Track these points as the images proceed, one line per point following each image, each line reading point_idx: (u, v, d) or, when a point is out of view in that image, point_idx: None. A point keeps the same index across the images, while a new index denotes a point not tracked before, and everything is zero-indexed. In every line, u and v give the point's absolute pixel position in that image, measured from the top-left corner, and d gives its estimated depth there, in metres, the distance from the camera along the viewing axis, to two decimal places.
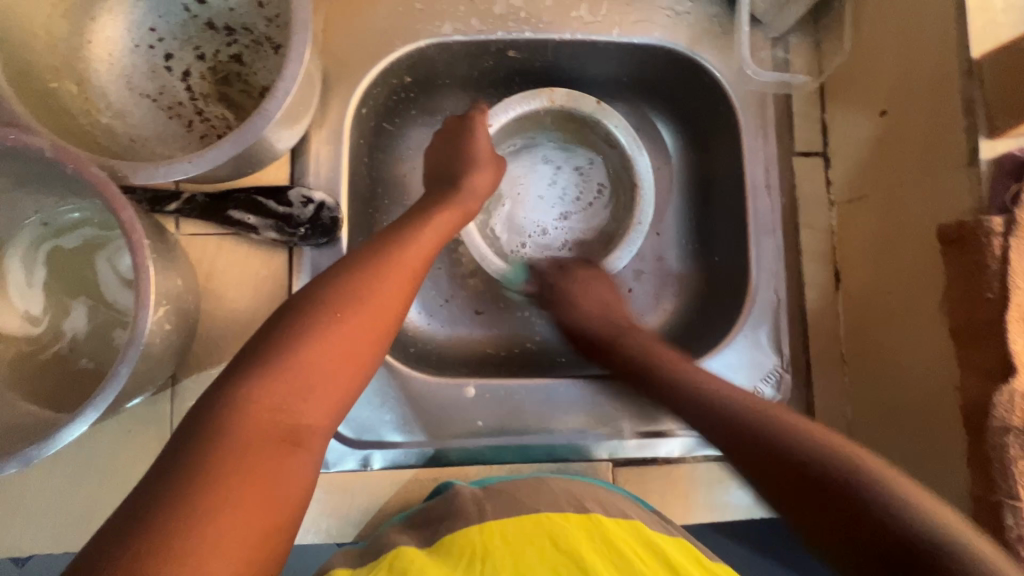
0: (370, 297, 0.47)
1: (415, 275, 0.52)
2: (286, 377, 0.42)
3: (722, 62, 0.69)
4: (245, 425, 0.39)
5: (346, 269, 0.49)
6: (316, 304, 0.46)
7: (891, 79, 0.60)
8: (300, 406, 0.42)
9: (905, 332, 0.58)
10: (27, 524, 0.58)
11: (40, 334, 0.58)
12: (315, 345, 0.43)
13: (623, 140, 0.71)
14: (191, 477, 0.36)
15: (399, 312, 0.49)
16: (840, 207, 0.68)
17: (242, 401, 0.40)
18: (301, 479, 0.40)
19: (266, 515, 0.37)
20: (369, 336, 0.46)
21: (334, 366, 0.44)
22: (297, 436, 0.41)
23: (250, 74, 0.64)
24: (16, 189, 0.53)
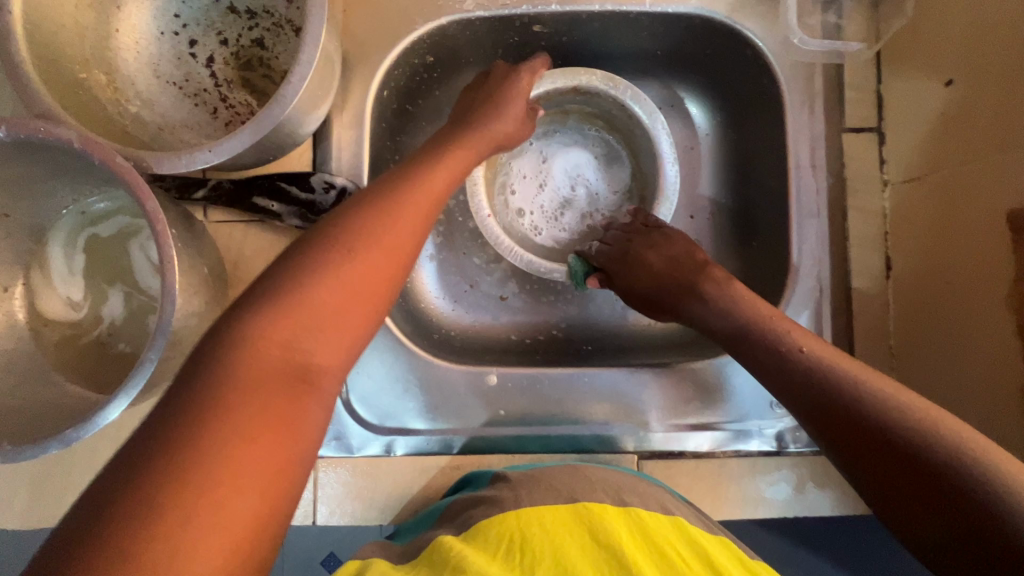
0: (380, 233, 0.42)
1: (427, 212, 0.46)
2: (288, 313, 0.37)
3: (766, 30, 0.63)
4: (242, 364, 0.34)
5: (355, 203, 0.44)
6: (317, 241, 0.40)
7: (961, 44, 0.53)
8: (311, 345, 0.37)
9: (963, 326, 0.53)
10: (78, 496, 0.62)
11: (82, 318, 0.60)
12: (325, 283, 0.38)
13: (638, 108, 0.67)
14: (196, 419, 0.32)
15: (414, 244, 0.44)
16: (896, 187, 0.62)
17: (244, 344, 0.35)
18: (314, 421, 0.36)
19: (274, 466, 0.32)
20: (380, 268, 0.41)
21: (342, 303, 0.38)
22: (308, 375, 0.36)
23: (271, 58, 0.64)
24: (51, 179, 0.54)
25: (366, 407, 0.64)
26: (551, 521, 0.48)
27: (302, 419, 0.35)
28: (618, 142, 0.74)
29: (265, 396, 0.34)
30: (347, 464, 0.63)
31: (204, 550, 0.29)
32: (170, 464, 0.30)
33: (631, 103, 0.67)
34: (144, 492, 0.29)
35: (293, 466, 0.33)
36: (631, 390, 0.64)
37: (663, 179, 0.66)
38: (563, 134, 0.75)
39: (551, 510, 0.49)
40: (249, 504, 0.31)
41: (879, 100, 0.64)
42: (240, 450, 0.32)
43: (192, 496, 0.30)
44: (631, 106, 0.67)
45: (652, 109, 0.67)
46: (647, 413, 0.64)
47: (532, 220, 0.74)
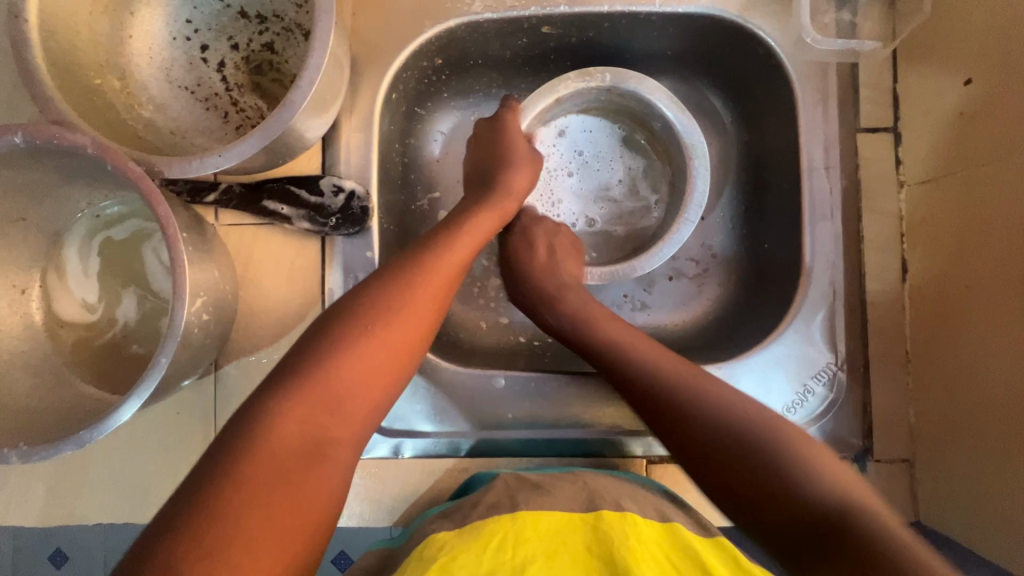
0: (400, 308, 0.47)
1: (449, 285, 0.51)
2: (315, 393, 0.42)
3: (778, 29, 0.63)
4: (275, 437, 0.40)
5: (376, 277, 0.48)
6: (341, 322, 0.45)
7: (980, 43, 0.52)
8: (330, 421, 0.42)
9: (980, 331, 0.52)
10: (92, 494, 0.63)
11: (96, 320, 0.61)
12: (346, 358, 0.44)
13: (634, 88, 0.66)
14: (222, 485, 0.37)
15: (430, 322, 0.49)
16: (912, 189, 0.61)
17: (265, 419, 0.40)
18: (329, 490, 0.41)
19: (294, 532, 0.38)
20: (401, 350, 0.46)
21: (363, 388, 0.44)
22: (326, 448, 0.41)
23: (281, 62, 0.64)
24: (66, 184, 0.55)
25: None
26: (544, 525, 0.48)
27: (315, 485, 0.40)
28: (624, 121, 0.73)
29: (276, 474, 0.39)
30: (355, 467, 0.63)
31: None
32: (205, 513, 0.36)
33: (623, 85, 0.66)
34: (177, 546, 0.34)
35: (313, 524, 0.39)
36: None
37: (685, 144, 0.65)
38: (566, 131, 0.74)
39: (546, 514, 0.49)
40: (253, 561, 0.35)
41: (896, 99, 0.62)
42: (260, 519, 0.37)
43: (204, 560, 0.34)
44: (621, 86, 0.66)
45: (645, 83, 0.66)
46: None
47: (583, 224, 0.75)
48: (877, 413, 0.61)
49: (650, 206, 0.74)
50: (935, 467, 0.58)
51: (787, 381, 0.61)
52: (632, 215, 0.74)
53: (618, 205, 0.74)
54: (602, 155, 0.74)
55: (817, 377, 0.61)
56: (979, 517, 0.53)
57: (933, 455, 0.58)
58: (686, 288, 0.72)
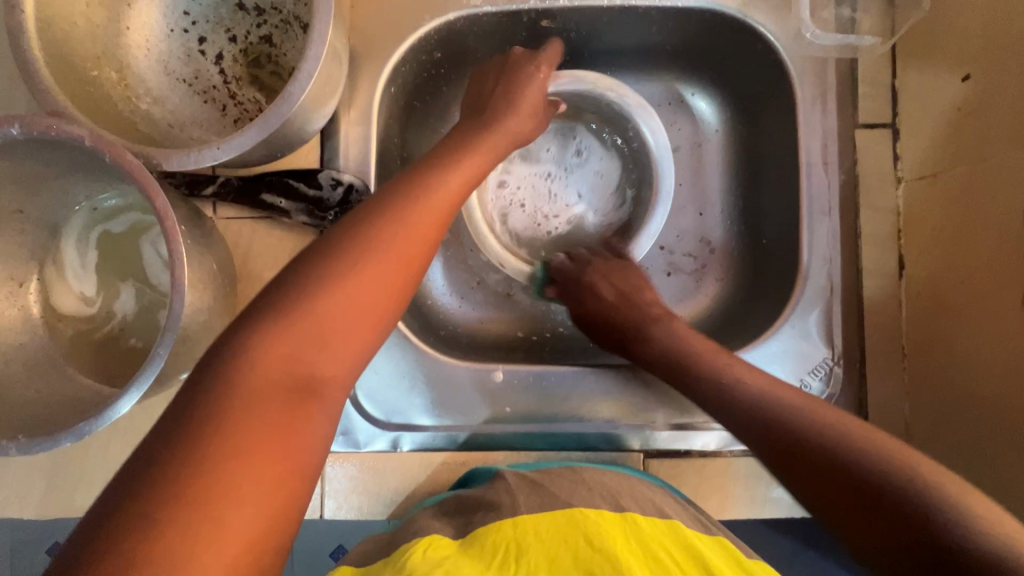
0: (393, 243, 0.42)
1: (445, 215, 0.46)
2: (303, 325, 0.38)
3: (777, 24, 0.62)
4: (253, 375, 0.36)
5: (367, 208, 0.44)
6: (325, 254, 0.41)
7: (979, 38, 0.52)
8: (320, 361, 0.38)
9: (977, 327, 0.52)
10: (92, 486, 0.63)
11: (95, 313, 0.61)
12: (332, 291, 0.39)
13: (581, 84, 0.67)
14: (197, 427, 0.34)
15: (424, 256, 0.44)
16: (909, 185, 0.61)
17: (246, 354, 0.37)
18: (317, 437, 0.37)
19: (280, 475, 0.34)
20: (395, 282, 0.42)
21: (351, 323, 0.40)
22: (312, 389, 0.38)
23: (279, 55, 0.64)
24: (64, 175, 0.55)
25: (372, 403, 0.64)
26: (546, 528, 0.48)
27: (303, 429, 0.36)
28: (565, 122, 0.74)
29: (260, 416, 0.35)
30: (354, 459, 0.63)
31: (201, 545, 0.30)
32: (177, 454, 0.32)
33: (565, 85, 0.67)
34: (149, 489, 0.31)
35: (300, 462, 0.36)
36: (639, 390, 0.64)
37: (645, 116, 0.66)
38: (528, 149, 0.74)
39: (548, 516, 0.49)
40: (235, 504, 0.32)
41: (894, 95, 0.62)
42: (238, 458, 0.33)
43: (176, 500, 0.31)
44: (567, 88, 0.67)
45: (586, 77, 0.67)
46: (653, 413, 0.63)
47: (573, 224, 0.75)
48: (872, 408, 0.62)
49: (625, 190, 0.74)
50: (928, 460, 0.58)
51: (784, 376, 0.62)
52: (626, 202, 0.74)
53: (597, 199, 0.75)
54: (566, 164, 0.75)
55: (814, 371, 0.62)
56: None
57: (927, 448, 0.59)
58: (684, 283, 0.73)
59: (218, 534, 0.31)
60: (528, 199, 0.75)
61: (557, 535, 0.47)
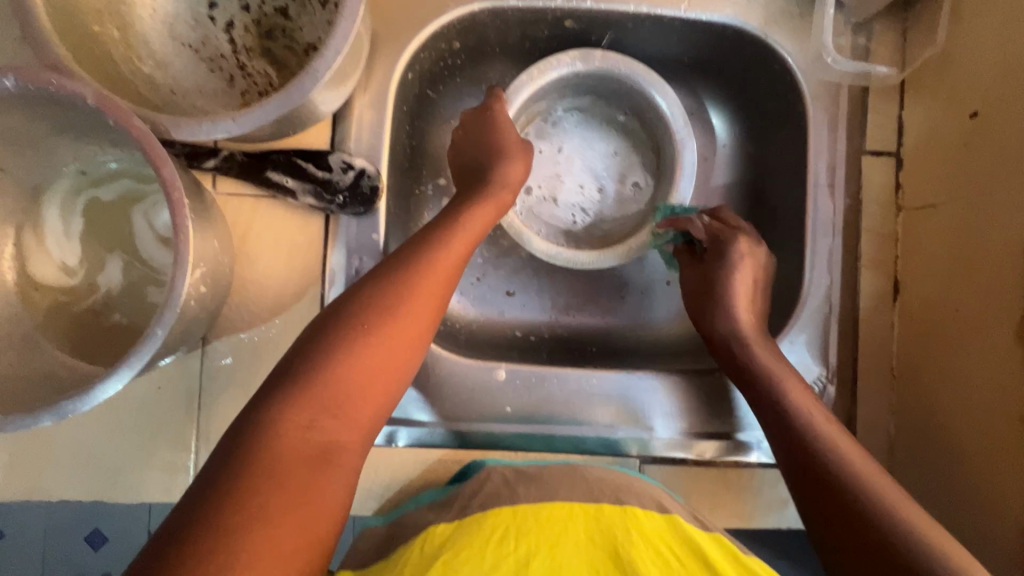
0: (398, 313, 0.47)
1: (445, 279, 0.51)
2: (318, 394, 0.42)
3: (796, 48, 0.64)
4: (280, 442, 0.40)
5: (374, 280, 0.48)
6: (331, 330, 0.46)
7: (988, 78, 0.54)
8: (333, 424, 0.43)
9: (966, 355, 0.55)
10: (58, 468, 0.59)
11: (77, 285, 0.58)
12: (343, 361, 0.44)
13: (535, 84, 0.65)
14: (233, 489, 0.38)
15: (424, 321, 0.49)
16: (908, 213, 0.63)
17: (270, 424, 0.41)
18: (336, 495, 0.41)
19: (301, 538, 0.38)
20: (398, 347, 0.47)
21: (359, 387, 0.44)
22: (330, 454, 0.42)
23: (294, 30, 0.61)
24: (56, 135, 0.51)
25: None
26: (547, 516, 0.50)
27: (320, 488, 0.40)
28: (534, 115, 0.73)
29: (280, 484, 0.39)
30: None
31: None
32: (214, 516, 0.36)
33: (518, 97, 0.65)
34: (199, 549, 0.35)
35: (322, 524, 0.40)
36: (639, 396, 0.64)
37: (594, 67, 0.66)
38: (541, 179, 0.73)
39: (546, 507, 0.51)
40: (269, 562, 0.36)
41: (901, 125, 0.65)
42: (271, 526, 0.37)
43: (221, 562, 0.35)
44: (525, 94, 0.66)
45: (523, 79, 0.65)
46: (650, 421, 0.64)
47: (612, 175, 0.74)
48: (860, 426, 0.64)
49: (618, 122, 0.74)
50: (913, 479, 0.60)
51: None
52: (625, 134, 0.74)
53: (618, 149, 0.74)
54: (558, 150, 0.74)
55: (808, 387, 0.64)
56: (952, 527, 0.56)
57: (910, 467, 0.61)
58: None
59: None
60: (569, 193, 0.73)
61: (559, 524, 0.49)
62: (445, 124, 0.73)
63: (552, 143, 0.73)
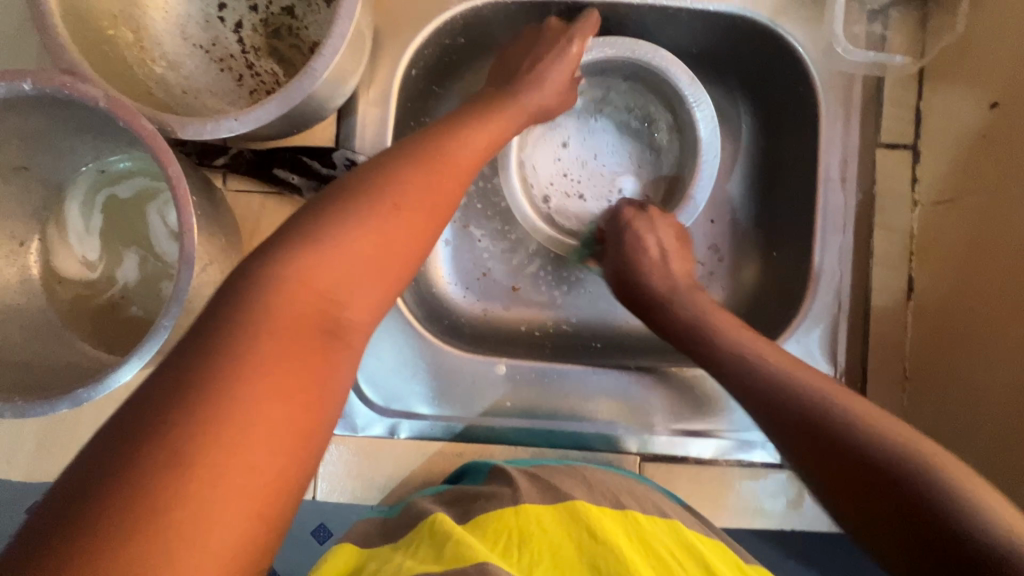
0: (416, 196, 0.43)
1: (465, 174, 0.48)
2: (329, 255, 0.38)
3: (808, 36, 0.62)
4: (286, 304, 0.36)
5: (393, 158, 0.45)
6: (350, 193, 0.42)
7: (1009, 66, 0.52)
8: (346, 297, 0.39)
9: (979, 357, 0.53)
10: (82, 452, 0.62)
11: (96, 279, 0.60)
12: (353, 230, 0.40)
13: (615, 54, 0.65)
14: (226, 352, 0.33)
15: (443, 209, 0.45)
16: (925, 208, 0.61)
17: (275, 280, 0.37)
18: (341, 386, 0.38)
19: (301, 428, 0.34)
20: (419, 225, 0.43)
21: (373, 260, 0.40)
22: (336, 334, 0.38)
23: (301, 29, 0.62)
24: (74, 135, 0.54)
25: (372, 388, 0.63)
26: (551, 521, 0.50)
27: (329, 361, 0.37)
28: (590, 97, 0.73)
29: (285, 366, 0.35)
30: (350, 443, 0.63)
31: (238, 473, 0.31)
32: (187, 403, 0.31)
33: None
34: (196, 413, 0.31)
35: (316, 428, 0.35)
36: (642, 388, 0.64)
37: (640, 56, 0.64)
38: (552, 145, 0.73)
39: (548, 510, 0.51)
40: (273, 445, 0.32)
41: (918, 115, 0.62)
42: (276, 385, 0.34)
43: (219, 433, 0.31)
44: None
45: None
46: (653, 416, 0.64)
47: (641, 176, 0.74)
48: None
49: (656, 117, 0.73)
50: None
51: None
52: (655, 140, 0.74)
53: (640, 152, 0.74)
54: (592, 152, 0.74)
55: None
56: None
57: None
58: None
59: (216, 501, 0.30)
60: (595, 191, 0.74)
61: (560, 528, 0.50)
62: (451, 115, 0.73)
63: (573, 134, 0.74)
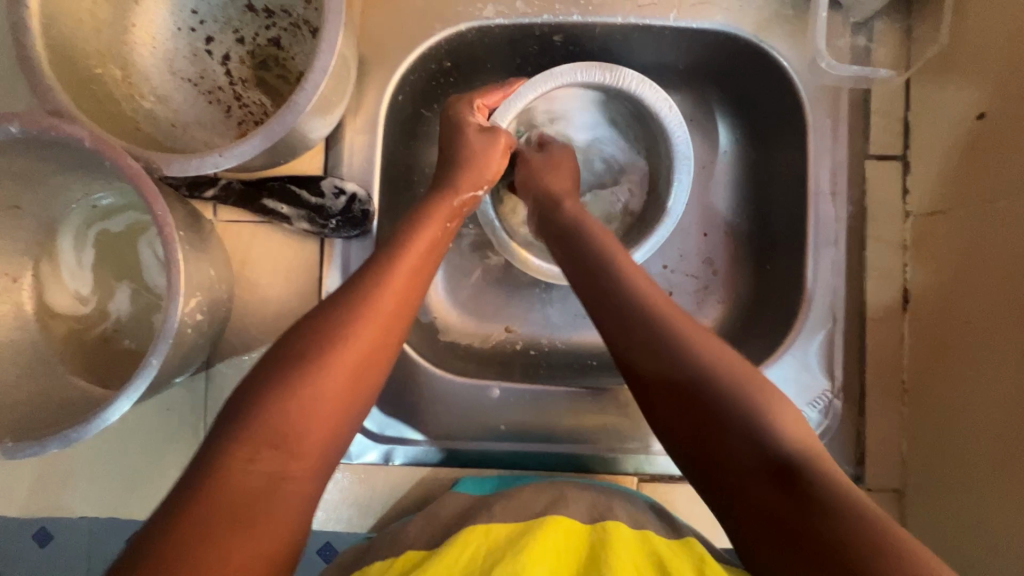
0: (353, 340, 0.43)
1: (404, 303, 0.47)
2: (262, 439, 0.38)
3: (792, 50, 0.62)
4: (220, 481, 0.37)
5: (330, 301, 0.45)
6: (287, 351, 0.42)
7: (994, 77, 0.51)
8: (286, 463, 0.39)
9: (975, 375, 0.53)
10: (78, 486, 0.62)
11: (89, 313, 0.61)
12: (289, 394, 0.40)
13: (587, 80, 0.63)
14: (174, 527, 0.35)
15: (386, 341, 0.45)
16: (918, 220, 0.61)
17: (214, 464, 0.37)
18: (281, 537, 0.37)
19: None
20: (358, 372, 0.43)
21: (312, 417, 0.40)
22: (273, 491, 0.38)
23: (287, 59, 0.63)
24: (64, 173, 0.54)
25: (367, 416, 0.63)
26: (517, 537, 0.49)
27: (263, 532, 0.37)
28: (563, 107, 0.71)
29: (223, 527, 0.35)
30: (343, 471, 0.62)
31: None
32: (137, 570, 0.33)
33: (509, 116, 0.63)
34: None
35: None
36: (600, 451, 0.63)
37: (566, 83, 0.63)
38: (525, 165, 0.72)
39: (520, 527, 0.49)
40: None
41: (907, 126, 0.62)
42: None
43: None
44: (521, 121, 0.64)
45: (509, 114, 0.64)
46: (649, 436, 0.63)
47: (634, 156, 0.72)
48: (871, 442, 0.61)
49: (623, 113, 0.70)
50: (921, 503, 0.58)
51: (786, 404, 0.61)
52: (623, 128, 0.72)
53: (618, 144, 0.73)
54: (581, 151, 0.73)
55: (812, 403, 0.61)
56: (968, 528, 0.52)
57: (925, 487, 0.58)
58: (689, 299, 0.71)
59: None
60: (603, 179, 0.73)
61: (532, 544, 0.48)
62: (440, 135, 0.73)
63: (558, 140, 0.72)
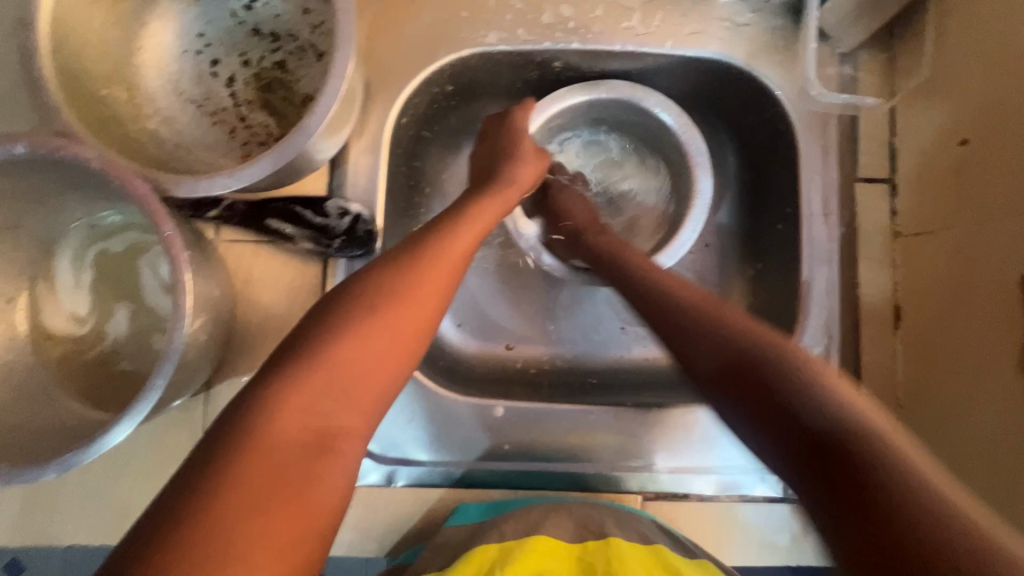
0: (408, 295, 0.44)
1: (455, 267, 0.48)
2: (320, 386, 0.39)
3: (783, 78, 0.65)
4: (275, 423, 0.37)
5: (381, 264, 0.46)
6: (342, 306, 0.43)
7: (974, 105, 0.54)
8: (337, 409, 0.39)
9: (964, 389, 0.54)
10: (69, 514, 0.60)
11: (85, 334, 0.60)
12: (344, 344, 0.41)
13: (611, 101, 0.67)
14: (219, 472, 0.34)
15: (440, 299, 0.46)
16: (906, 240, 0.63)
17: (270, 409, 0.38)
18: (336, 488, 0.38)
19: (298, 526, 0.35)
20: (412, 328, 0.43)
21: (367, 367, 0.41)
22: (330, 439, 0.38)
23: (293, 82, 0.64)
24: (66, 193, 0.54)
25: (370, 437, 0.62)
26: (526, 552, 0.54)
27: (320, 477, 0.37)
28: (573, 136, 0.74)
29: (270, 484, 0.35)
30: None
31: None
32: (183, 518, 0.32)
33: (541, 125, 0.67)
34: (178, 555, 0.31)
35: (309, 521, 0.36)
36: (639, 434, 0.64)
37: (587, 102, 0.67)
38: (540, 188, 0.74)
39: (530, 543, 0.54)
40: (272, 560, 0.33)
41: (893, 151, 0.65)
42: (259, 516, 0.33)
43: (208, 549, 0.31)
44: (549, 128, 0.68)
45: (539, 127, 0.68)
46: (652, 454, 0.64)
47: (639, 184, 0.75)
48: None
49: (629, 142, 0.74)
50: None
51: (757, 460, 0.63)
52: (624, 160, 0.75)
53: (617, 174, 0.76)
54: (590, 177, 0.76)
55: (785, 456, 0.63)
56: None
57: None
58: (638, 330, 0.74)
59: None
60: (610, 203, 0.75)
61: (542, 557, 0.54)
62: (441, 157, 0.74)
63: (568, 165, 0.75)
